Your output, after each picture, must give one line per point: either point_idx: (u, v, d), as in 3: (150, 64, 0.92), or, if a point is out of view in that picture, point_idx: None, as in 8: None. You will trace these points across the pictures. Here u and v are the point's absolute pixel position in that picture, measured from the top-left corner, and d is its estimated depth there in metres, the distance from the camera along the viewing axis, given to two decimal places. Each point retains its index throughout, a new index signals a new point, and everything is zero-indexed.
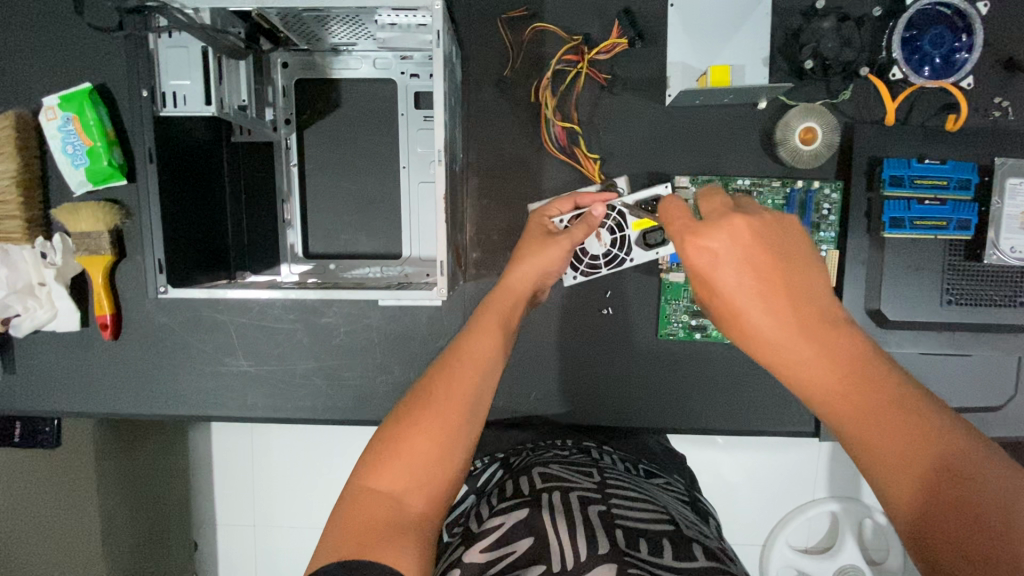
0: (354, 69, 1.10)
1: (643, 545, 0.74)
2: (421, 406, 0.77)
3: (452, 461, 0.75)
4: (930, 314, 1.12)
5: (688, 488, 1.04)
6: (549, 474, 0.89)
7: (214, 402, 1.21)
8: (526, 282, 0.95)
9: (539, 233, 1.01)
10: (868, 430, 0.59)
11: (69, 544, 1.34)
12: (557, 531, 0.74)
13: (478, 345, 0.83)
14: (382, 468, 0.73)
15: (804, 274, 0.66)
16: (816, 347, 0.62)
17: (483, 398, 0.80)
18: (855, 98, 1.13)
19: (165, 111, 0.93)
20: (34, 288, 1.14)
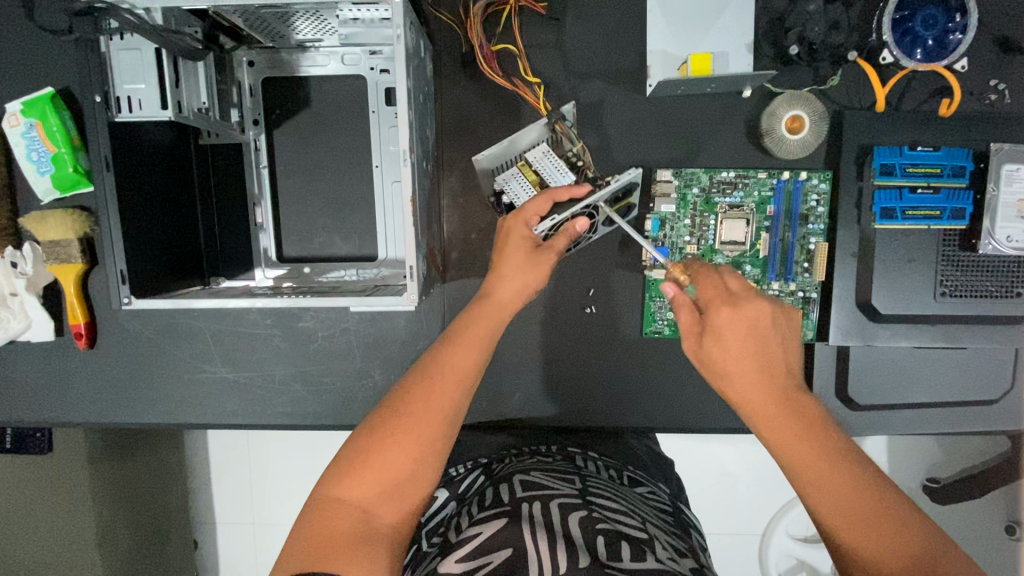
0: (322, 66, 1.06)
1: (625, 551, 0.70)
2: (397, 417, 0.72)
3: (426, 475, 0.72)
4: (924, 307, 1.09)
5: (671, 496, 1.02)
6: (530, 481, 0.86)
7: (195, 409, 1.20)
8: (514, 297, 0.87)
9: (522, 245, 0.90)
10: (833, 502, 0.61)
11: (62, 551, 1.34)
12: (535, 540, 0.71)
13: (460, 357, 0.77)
14: (352, 479, 0.69)
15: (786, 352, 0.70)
16: (789, 425, 0.65)
17: (461, 412, 0.75)
18: (844, 84, 1.08)
19: (120, 117, 0.90)
20: (6, 298, 1.13)
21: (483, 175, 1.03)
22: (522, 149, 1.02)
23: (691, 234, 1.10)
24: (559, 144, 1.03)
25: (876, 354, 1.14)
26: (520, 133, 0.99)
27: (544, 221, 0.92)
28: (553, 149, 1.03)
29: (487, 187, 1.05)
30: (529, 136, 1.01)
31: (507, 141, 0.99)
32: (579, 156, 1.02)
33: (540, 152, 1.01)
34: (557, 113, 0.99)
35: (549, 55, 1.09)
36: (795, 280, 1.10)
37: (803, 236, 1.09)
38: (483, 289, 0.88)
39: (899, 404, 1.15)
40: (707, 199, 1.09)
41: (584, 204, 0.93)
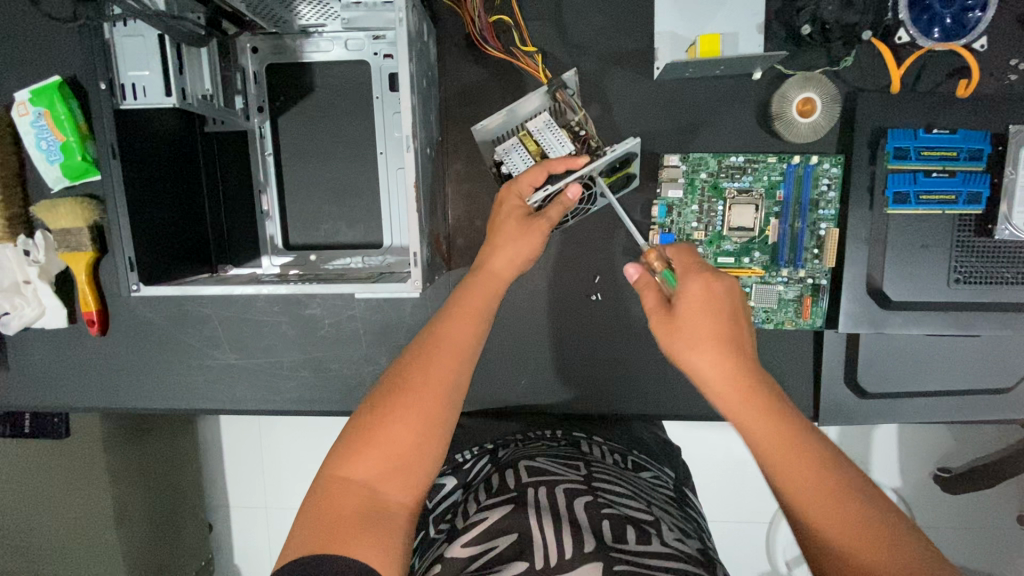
0: (326, 51, 1.05)
1: (630, 533, 0.71)
2: (395, 393, 0.72)
3: (433, 450, 0.72)
4: (936, 293, 1.07)
5: (677, 481, 1.02)
6: (536, 467, 0.87)
7: (205, 395, 1.22)
8: (510, 267, 0.87)
9: (514, 214, 0.91)
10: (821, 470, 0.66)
11: (80, 532, 1.37)
12: (541, 527, 0.72)
13: (455, 332, 0.78)
14: (356, 456, 0.69)
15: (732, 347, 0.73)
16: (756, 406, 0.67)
17: (463, 386, 0.76)
18: (857, 66, 1.06)
19: (126, 104, 0.92)
20: (20, 286, 1.15)
21: (483, 144, 1.03)
22: (523, 120, 1.00)
23: (698, 221, 1.09)
24: (561, 114, 1.00)
25: (886, 341, 1.12)
26: (522, 100, 0.96)
27: (539, 192, 0.92)
28: (555, 119, 1.00)
29: (487, 157, 1.04)
30: (531, 105, 0.97)
31: (507, 111, 0.96)
32: (582, 126, 1.00)
33: (541, 122, 0.99)
34: (560, 83, 0.96)
35: (556, 39, 1.07)
36: (805, 267, 1.08)
37: (813, 222, 1.07)
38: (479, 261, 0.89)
39: (911, 392, 1.14)
40: (716, 184, 1.07)
41: (581, 175, 0.91)
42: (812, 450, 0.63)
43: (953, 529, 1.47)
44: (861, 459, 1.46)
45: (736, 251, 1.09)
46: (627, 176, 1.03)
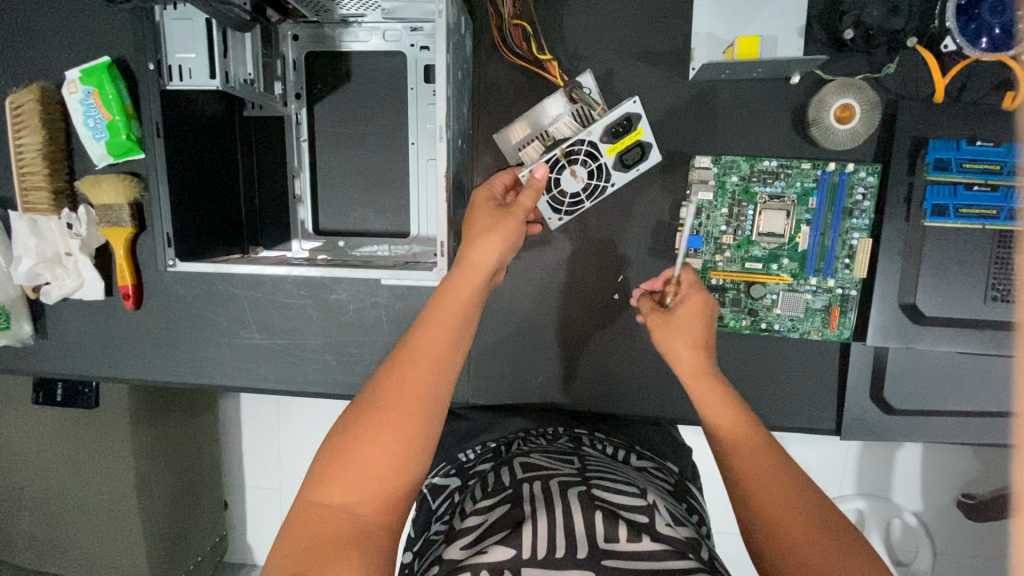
0: (364, 42, 1.07)
1: (622, 531, 0.71)
2: (370, 411, 0.74)
3: (410, 467, 0.73)
4: (971, 310, 1.04)
5: (681, 477, 1.03)
6: (531, 463, 0.88)
7: (229, 373, 1.25)
8: (492, 254, 0.86)
9: (488, 205, 0.93)
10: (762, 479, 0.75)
11: (106, 496, 1.43)
12: (533, 518, 0.73)
13: (430, 341, 0.79)
14: (330, 481, 0.70)
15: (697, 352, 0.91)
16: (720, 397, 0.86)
17: (441, 397, 0.77)
18: (901, 72, 1.02)
19: (172, 85, 0.95)
20: (62, 257, 1.19)
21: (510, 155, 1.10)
22: (545, 125, 1.07)
23: (727, 224, 1.08)
24: (584, 114, 1.05)
25: (916, 356, 1.09)
26: (541, 109, 1.06)
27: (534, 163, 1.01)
28: (578, 120, 1.06)
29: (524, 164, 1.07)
30: (552, 112, 1.06)
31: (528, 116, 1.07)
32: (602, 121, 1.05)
33: (564, 123, 1.06)
34: (573, 83, 1.04)
35: (592, 36, 1.07)
36: (834, 276, 1.07)
37: (845, 232, 1.05)
38: (460, 257, 0.88)
39: (940, 411, 1.10)
40: (746, 188, 1.06)
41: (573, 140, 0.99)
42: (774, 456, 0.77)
43: (969, 554, 1.44)
44: (878, 478, 1.44)
45: (764, 257, 1.08)
46: (641, 149, 1.01)
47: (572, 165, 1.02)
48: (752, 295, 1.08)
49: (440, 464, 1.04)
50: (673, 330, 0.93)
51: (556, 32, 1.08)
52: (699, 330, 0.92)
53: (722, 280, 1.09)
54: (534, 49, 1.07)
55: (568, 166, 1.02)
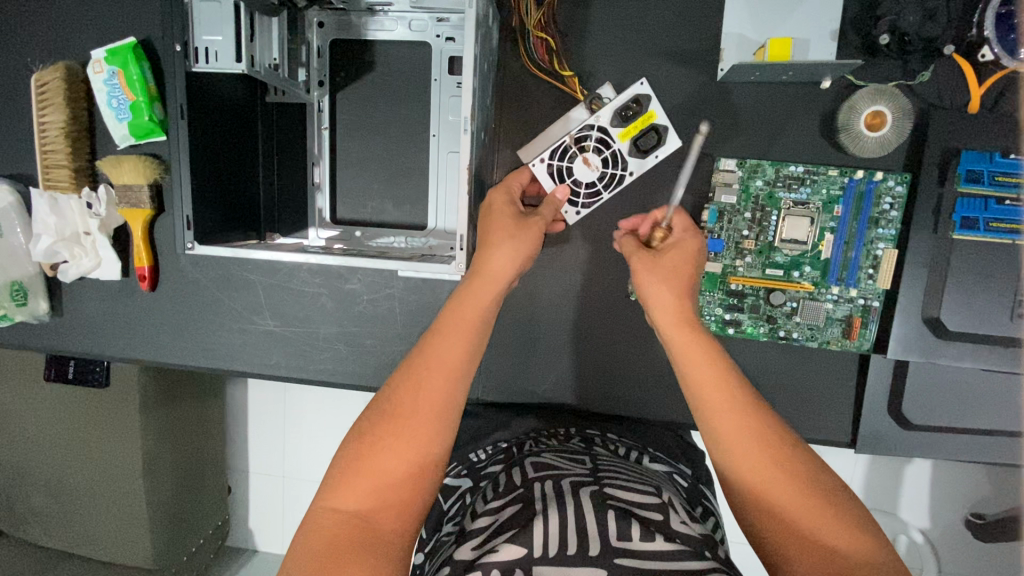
0: (389, 31, 1.06)
1: (635, 529, 0.70)
2: (384, 420, 0.76)
3: (424, 477, 0.75)
4: (997, 327, 1.01)
5: (695, 479, 1.02)
6: (542, 463, 0.88)
7: (241, 358, 1.25)
8: (508, 264, 0.87)
9: (506, 210, 0.94)
10: (762, 474, 0.71)
11: (114, 473, 1.44)
12: (545, 515, 0.73)
13: (445, 351, 0.80)
14: (344, 488, 0.73)
15: (674, 299, 0.85)
16: (707, 360, 0.78)
17: (455, 405, 0.79)
18: (935, 81, 1.00)
19: (198, 67, 0.94)
20: (80, 236, 1.20)
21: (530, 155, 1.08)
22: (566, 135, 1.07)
23: (750, 229, 1.06)
24: None
25: (937, 372, 1.07)
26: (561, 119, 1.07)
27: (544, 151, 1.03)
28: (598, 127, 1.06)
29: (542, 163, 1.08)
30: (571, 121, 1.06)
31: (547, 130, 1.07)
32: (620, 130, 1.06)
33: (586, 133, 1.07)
34: (594, 94, 1.04)
35: (619, 33, 1.06)
36: (857, 286, 1.05)
37: (870, 241, 1.04)
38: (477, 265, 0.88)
39: (959, 428, 1.08)
40: (771, 193, 1.04)
41: (584, 124, 1.01)
42: (772, 437, 0.73)
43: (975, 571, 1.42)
44: (887, 492, 1.41)
45: (786, 264, 1.06)
46: (656, 132, 1.01)
47: (584, 153, 1.02)
48: (772, 302, 1.06)
49: (450, 464, 1.03)
50: (650, 270, 0.88)
51: (583, 28, 1.06)
52: (685, 275, 0.88)
53: (742, 285, 1.07)
54: (556, 65, 1.06)
55: (581, 153, 1.02)
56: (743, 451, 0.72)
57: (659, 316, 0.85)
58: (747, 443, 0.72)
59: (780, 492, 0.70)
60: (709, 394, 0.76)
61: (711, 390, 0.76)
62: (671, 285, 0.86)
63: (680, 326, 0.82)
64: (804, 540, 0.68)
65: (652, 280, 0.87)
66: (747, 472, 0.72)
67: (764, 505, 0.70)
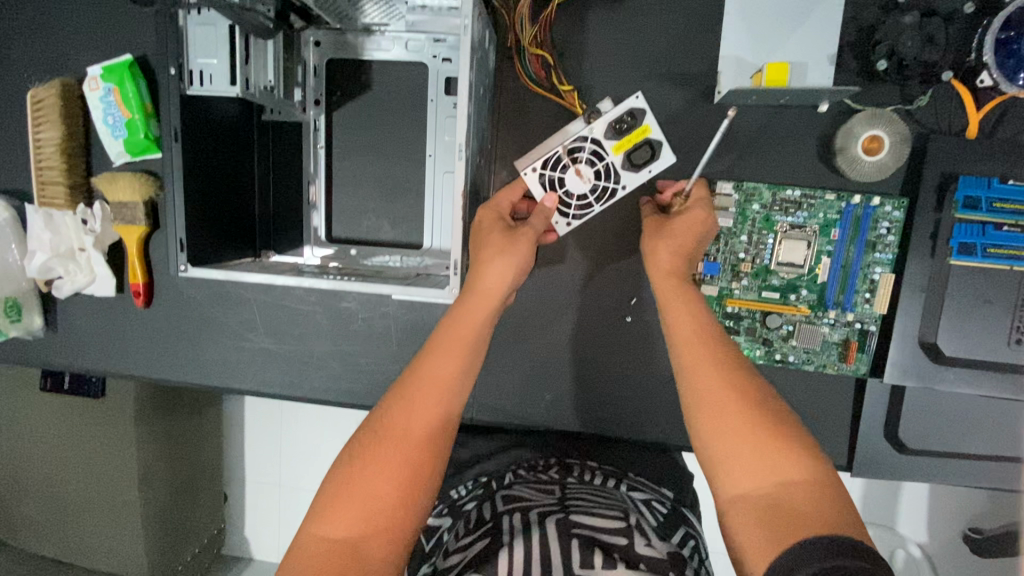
0: (386, 51, 1.05)
1: (597, 559, 0.71)
2: (376, 442, 0.75)
3: (413, 501, 0.74)
4: (995, 353, 1.01)
5: (676, 502, 1.02)
6: (512, 497, 0.94)
7: (235, 375, 1.24)
8: (503, 281, 0.85)
9: (495, 225, 0.92)
10: (725, 421, 0.75)
11: (107, 483, 1.44)
12: (510, 546, 0.75)
13: (439, 367, 0.80)
14: (333, 514, 0.71)
15: (667, 258, 0.90)
16: (688, 312, 0.85)
17: (449, 428, 0.79)
18: (933, 105, 1.00)
19: (192, 90, 0.95)
20: (75, 252, 1.19)
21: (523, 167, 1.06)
22: None
23: (746, 251, 1.05)
24: None
25: (934, 396, 1.07)
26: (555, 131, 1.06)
27: (536, 160, 1.02)
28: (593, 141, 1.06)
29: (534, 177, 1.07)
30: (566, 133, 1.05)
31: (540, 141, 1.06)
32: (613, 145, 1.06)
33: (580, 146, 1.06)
34: (591, 108, 1.02)
35: (616, 55, 1.05)
36: (854, 310, 1.04)
37: (867, 266, 1.03)
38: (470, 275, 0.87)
39: (955, 453, 1.08)
40: (767, 217, 1.04)
41: (577, 135, 1.00)
42: (740, 385, 0.77)
43: None
44: (885, 508, 1.41)
45: (782, 287, 1.05)
46: (650, 147, 1.01)
47: (577, 165, 1.02)
48: (768, 325, 1.06)
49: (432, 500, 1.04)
50: (653, 233, 0.94)
51: (581, 49, 1.06)
52: (691, 243, 0.92)
53: (737, 308, 1.07)
54: (553, 80, 1.06)
55: (573, 165, 1.02)
56: (710, 398, 0.77)
57: (652, 272, 0.91)
58: (711, 383, 0.78)
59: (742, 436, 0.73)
60: (683, 344, 0.82)
61: (685, 338, 0.83)
62: (669, 247, 0.91)
63: (665, 283, 0.89)
64: (756, 480, 0.71)
65: (654, 243, 0.92)
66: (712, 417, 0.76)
67: (729, 451, 0.73)
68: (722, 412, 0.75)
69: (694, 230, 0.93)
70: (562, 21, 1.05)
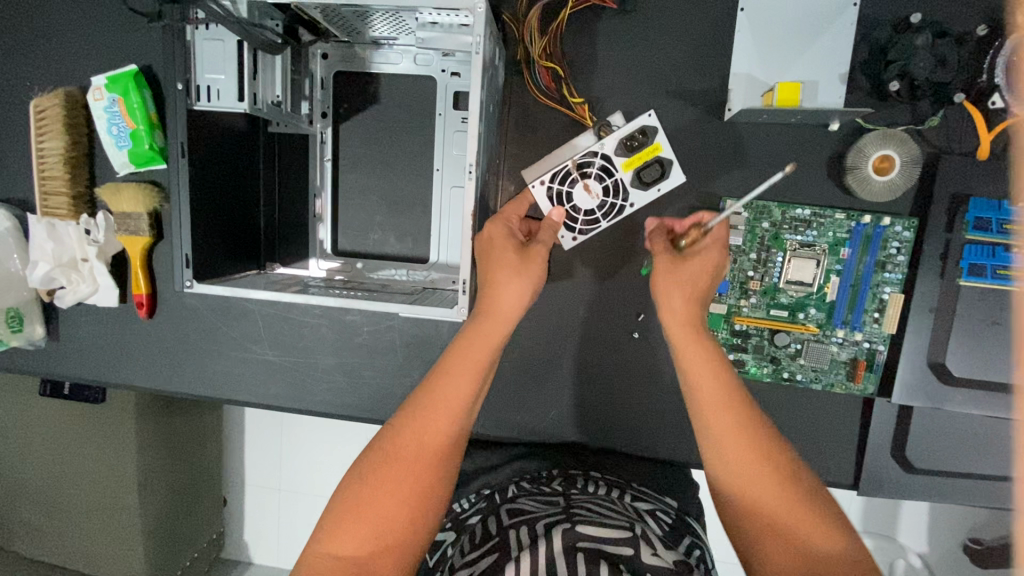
0: (394, 64, 1.05)
1: (604, 568, 0.70)
2: (385, 462, 0.74)
3: (422, 521, 0.73)
4: (1004, 374, 1.00)
5: (680, 512, 1.03)
6: (516, 510, 0.90)
7: (239, 387, 1.23)
8: (516, 306, 0.86)
9: (508, 242, 0.89)
10: (743, 465, 0.78)
11: (107, 491, 1.43)
12: (518, 558, 0.73)
13: (451, 389, 0.79)
14: (342, 533, 0.71)
15: (677, 300, 0.88)
16: (703, 354, 0.85)
17: (457, 450, 0.78)
18: (944, 126, 1.00)
19: (199, 105, 0.94)
20: (77, 262, 1.18)
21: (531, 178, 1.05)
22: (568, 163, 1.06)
23: (754, 269, 1.05)
24: None
25: (941, 416, 1.07)
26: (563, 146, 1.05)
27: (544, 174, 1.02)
28: None
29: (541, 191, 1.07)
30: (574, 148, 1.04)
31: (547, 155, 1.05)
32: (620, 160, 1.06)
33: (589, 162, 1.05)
34: (601, 121, 1.02)
35: (626, 71, 1.05)
36: (862, 330, 1.04)
37: (876, 285, 1.03)
38: (482, 296, 0.87)
39: (962, 473, 1.07)
40: (776, 235, 1.03)
41: (588, 151, 1.00)
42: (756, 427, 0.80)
43: None
44: (887, 521, 1.41)
45: (791, 305, 1.05)
46: (660, 165, 1.01)
47: (585, 179, 1.01)
48: (776, 344, 1.05)
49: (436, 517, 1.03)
50: (666, 274, 0.89)
51: (591, 64, 1.05)
52: (702, 285, 0.90)
53: (746, 326, 1.06)
54: (564, 92, 1.05)
55: (581, 179, 1.01)
56: (727, 443, 0.79)
57: (663, 315, 0.89)
58: (729, 427, 0.80)
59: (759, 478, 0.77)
60: (700, 386, 0.83)
61: (701, 380, 0.83)
62: (683, 292, 0.88)
63: (680, 327, 0.87)
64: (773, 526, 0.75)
65: (666, 285, 0.89)
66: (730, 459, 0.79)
67: (746, 495, 0.77)
68: (741, 457, 0.78)
69: (704, 270, 0.91)
70: (572, 36, 1.05)
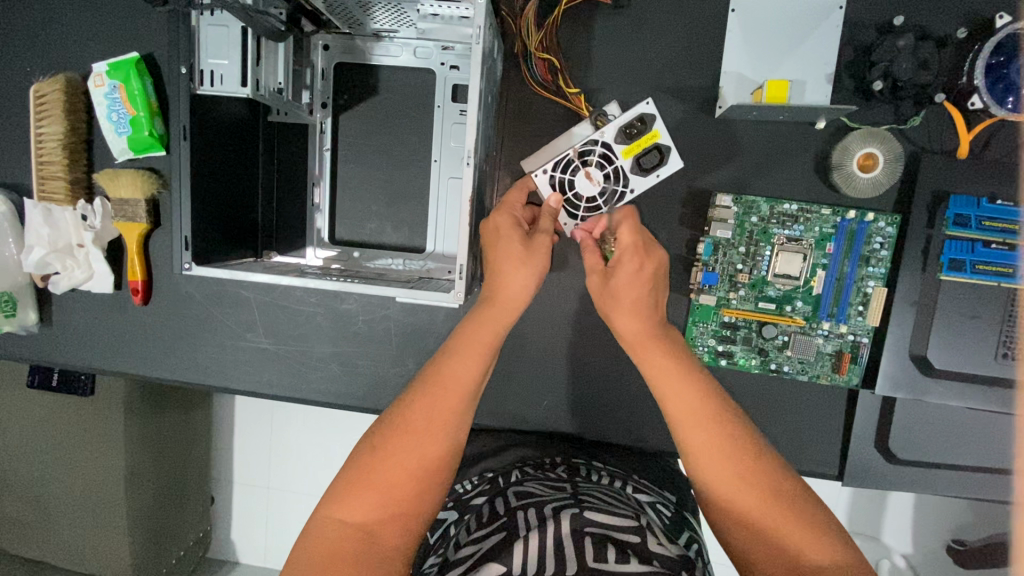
0: (394, 56, 1.07)
1: (610, 554, 0.71)
2: (398, 432, 0.76)
3: (428, 494, 0.75)
4: (983, 367, 1.03)
5: (678, 506, 1.04)
6: (524, 492, 0.91)
7: (233, 375, 1.24)
8: (523, 292, 0.86)
9: (514, 231, 0.89)
10: (722, 483, 0.79)
11: (94, 481, 1.41)
12: (525, 538, 0.75)
13: (460, 369, 0.80)
14: (352, 498, 0.72)
15: (630, 320, 0.88)
16: (664, 371, 0.84)
17: (465, 427, 0.80)
18: (925, 126, 1.03)
19: (202, 89, 0.95)
20: (73, 248, 1.19)
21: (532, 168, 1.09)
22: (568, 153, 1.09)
23: (743, 262, 1.07)
24: None
25: (922, 407, 1.09)
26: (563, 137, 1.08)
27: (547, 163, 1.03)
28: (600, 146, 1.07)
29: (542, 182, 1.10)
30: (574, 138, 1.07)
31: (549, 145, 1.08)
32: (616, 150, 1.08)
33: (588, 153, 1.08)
34: (599, 111, 1.05)
35: (620, 68, 1.08)
36: (847, 322, 1.07)
37: (861, 279, 1.06)
38: (489, 285, 0.88)
39: (942, 463, 1.10)
40: (765, 229, 1.06)
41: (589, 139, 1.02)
42: (730, 438, 0.80)
43: None
44: (872, 518, 1.43)
45: (779, 298, 1.08)
46: (659, 152, 1.02)
47: (587, 167, 1.02)
48: (764, 335, 1.07)
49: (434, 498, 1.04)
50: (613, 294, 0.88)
51: (586, 61, 1.08)
52: (647, 297, 0.88)
53: (735, 318, 1.09)
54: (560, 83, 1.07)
55: (583, 168, 1.02)
56: (703, 460, 0.80)
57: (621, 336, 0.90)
58: (700, 443, 0.80)
59: (738, 489, 0.78)
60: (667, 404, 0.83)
61: (667, 398, 0.83)
62: (634, 310, 0.87)
63: (640, 346, 0.87)
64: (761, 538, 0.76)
65: (619, 304, 0.88)
66: (707, 475, 0.80)
67: (735, 511, 0.78)
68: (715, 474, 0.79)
69: (642, 282, 0.87)
70: (568, 33, 1.07)
